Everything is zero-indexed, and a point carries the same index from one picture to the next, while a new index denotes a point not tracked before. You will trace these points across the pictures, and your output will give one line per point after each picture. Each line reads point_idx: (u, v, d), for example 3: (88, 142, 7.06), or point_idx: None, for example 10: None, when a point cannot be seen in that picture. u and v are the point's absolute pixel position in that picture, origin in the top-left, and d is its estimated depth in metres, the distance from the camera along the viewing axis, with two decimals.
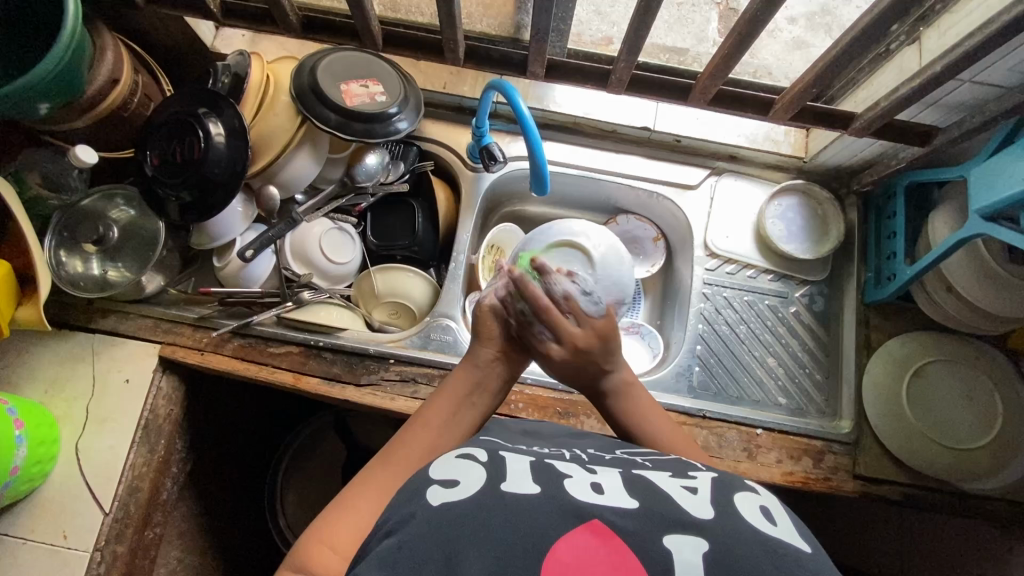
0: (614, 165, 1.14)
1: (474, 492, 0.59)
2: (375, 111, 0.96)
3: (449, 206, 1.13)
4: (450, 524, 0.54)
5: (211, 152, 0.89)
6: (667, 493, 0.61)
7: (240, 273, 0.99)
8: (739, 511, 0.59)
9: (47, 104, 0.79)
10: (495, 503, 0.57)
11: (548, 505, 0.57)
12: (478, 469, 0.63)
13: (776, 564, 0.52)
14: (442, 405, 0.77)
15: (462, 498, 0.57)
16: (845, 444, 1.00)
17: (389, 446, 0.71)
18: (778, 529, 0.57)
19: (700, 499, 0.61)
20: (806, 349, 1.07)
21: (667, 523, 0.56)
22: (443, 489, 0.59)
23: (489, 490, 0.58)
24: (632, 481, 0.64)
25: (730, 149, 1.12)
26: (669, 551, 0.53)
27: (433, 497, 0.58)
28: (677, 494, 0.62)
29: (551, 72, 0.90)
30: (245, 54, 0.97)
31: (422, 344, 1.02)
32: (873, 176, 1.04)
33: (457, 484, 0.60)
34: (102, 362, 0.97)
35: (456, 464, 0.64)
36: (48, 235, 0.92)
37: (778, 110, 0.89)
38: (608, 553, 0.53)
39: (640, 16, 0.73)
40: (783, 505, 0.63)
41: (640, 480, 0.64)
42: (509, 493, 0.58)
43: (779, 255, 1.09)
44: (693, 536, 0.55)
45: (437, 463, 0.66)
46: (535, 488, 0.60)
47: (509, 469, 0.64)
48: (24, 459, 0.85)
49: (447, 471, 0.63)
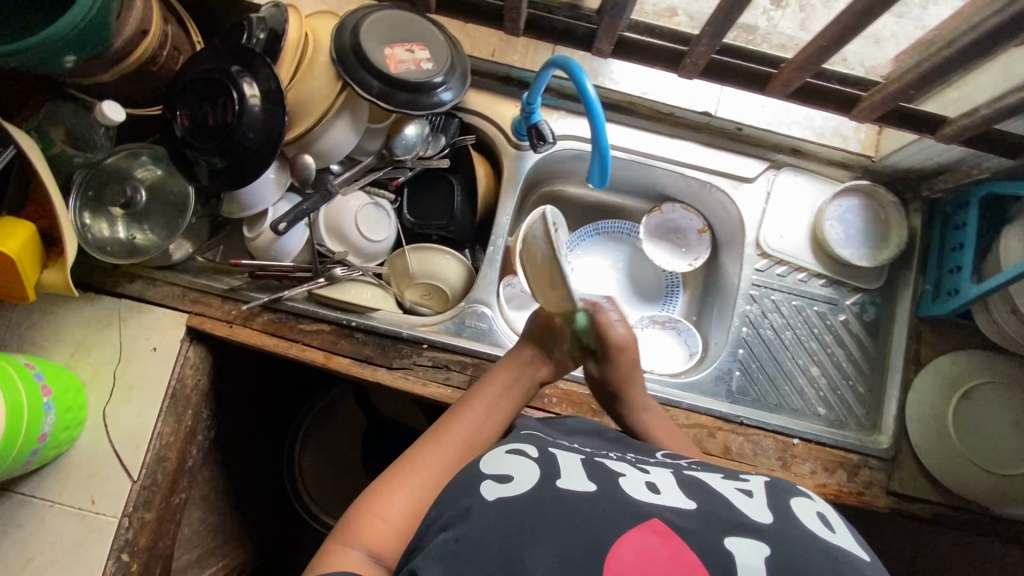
0: (667, 151, 1.07)
1: (530, 484, 0.60)
2: (420, 79, 0.89)
3: (488, 183, 1.07)
4: (509, 516, 0.56)
5: (245, 115, 0.84)
6: (721, 494, 0.62)
7: (272, 245, 0.95)
8: (797, 516, 0.59)
9: (74, 57, 0.73)
10: (551, 496, 0.58)
11: (603, 505, 0.57)
12: (531, 463, 0.65)
13: (837, 570, 0.52)
14: (491, 390, 0.80)
15: (516, 493, 0.59)
16: (882, 459, 0.97)
17: (440, 426, 0.75)
18: (836, 535, 0.57)
19: (756, 502, 0.61)
20: (851, 360, 1.03)
21: (727, 525, 0.56)
22: (496, 484, 0.61)
23: (542, 488, 0.59)
24: (685, 481, 0.64)
25: (794, 142, 1.05)
26: (729, 552, 0.53)
27: (487, 491, 0.60)
28: (733, 495, 0.62)
29: (618, 50, 0.82)
30: (282, 7, 0.89)
31: (456, 331, 0.98)
32: (948, 183, 0.98)
33: (510, 480, 0.61)
34: (130, 328, 0.94)
35: (507, 459, 0.66)
36: (72, 195, 0.88)
37: (863, 108, 0.81)
38: (668, 552, 0.52)
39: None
40: (839, 514, 0.63)
41: (692, 480, 0.65)
42: (563, 488, 0.60)
43: (834, 259, 1.04)
44: (751, 536, 0.55)
45: (489, 458, 0.68)
46: (589, 485, 0.61)
47: (562, 466, 0.65)
48: (53, 426, 0.84)
49: (498, 466, 0.65)
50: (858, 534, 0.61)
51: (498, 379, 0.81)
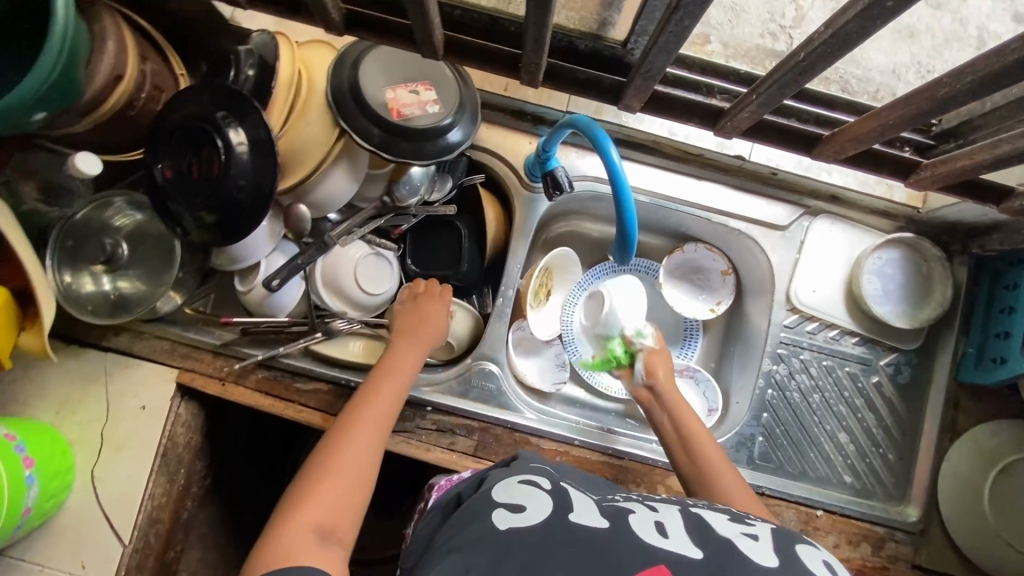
0: (694, 195, 0.98)
1: (542, 516, 0.56)
2: (426, 125, 0.80)
3: (498, 224, 0.99)
4: (517, 549, 0.51)
5: (233, 166, 0.76)
6: (725, 536, 0.56)
7: (265, 301, 0.88)
8: (804, 565, 0.53)
9: (44, 114, 0.66)
10: (563, 530, 0.54)
11: (616, 543, 0.53)
12: (543, 496, 0.60)
13: None
14: (398, 364, 0.80)
15: (530, 525, 0.54)
16: (910, 533, 0.92)
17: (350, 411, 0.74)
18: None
19: (760, 546, 0.55)
20: (882, 425, 0.96)
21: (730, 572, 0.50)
22: (509, 514, 0.57)
23: (557, 520, 0.55)
24: (690, 521, 0.58)
25: (832, 189, 0.97)
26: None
27: (499, 521, 0.56)
28: (734, 537, 0.56)
29: (649, 105, 0.74)
30: (271, 35, 0.80)
31: (462, 391, 0.92)
32: (1002, 243, 0.89)
33: (523, 510, 0.57)
34: (116, 385, 0.89)
35: (519, 489, 0.62)
36: (49, 249, 0.81)
37: (923, 179, 0.70)
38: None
39: (786, 83, 0.56)
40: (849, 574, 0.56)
41: (694, 518, 0.59)
42: (577, 523, 0.55)
43: (869, 316, 0.96)
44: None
45: (501, 486, 0.63)
46: (603, 521, 0.56)
47: (576, 500, 0.60)
48: (36, 499, 0.79)
49: (511, 496, 0.60)
50: None
51: (408, 353, 0.82)
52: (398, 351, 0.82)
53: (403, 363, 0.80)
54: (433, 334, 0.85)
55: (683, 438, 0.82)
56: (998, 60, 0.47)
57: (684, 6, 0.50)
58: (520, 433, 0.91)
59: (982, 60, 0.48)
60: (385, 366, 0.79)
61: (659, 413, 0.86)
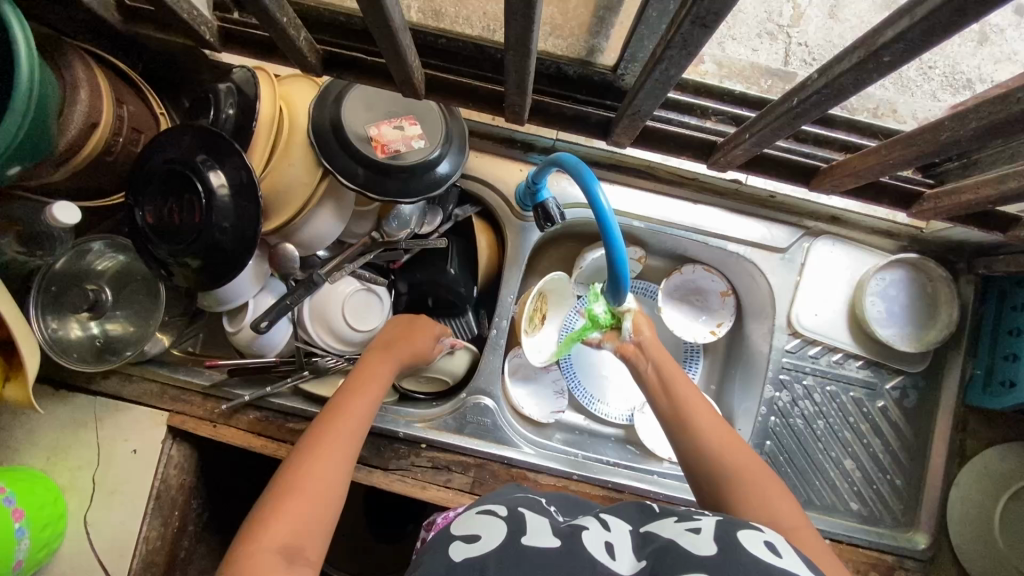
0: (690, 219, 0.95)
1: (496, 543, 0.55)
2: (413, 160, 0.79)
3: (490, 254, 0.97)
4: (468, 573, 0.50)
5: (214, 210, 0.74)
6: (668, 539, 0.55)
7: (252, 342, 0.86)
8: (744, 545, 0.52)
9: (18, 167, 0.64)
10: (513, 553, 0.53)
11: (562, 558, 0.52)
12: (499, 522, 0.59)
13: None
14: (372, 373, 0.76)
15: (484, 551, 0.53)
16: (919, 560, 0.90)
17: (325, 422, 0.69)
18: (784, 563, 0.50)
19: (703, 538, 0.54)
20: (888, 451, 0.94)
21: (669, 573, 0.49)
22: (465, 545, 0.55)
23: (510, 544, 0.54)
24: (641, 537, 0.58)
25: (833, 210, 0.94)
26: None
27: (455, 552, 0.54)
28: (679, 537, 0.55)
29: (640, 138, 0.71)
30: (252, 73, 0.78)
31: (457, 427, 0.90)
32: (1008, 265, 0.86)
33: (478, 540, 0.56)
34: (107, 429, 0.88)
35: (477, 519, 0.60)
36: (32, 297, 0.79)
37: (925, 210, 0.68)
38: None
39: (778, 126, 0.54)
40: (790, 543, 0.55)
41: (644, 534, 0.58)
42: (527, 546, 0.54)
43: (873, 339, 0.94)
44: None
45: (460, 523, 0.61)
46: (555, 541, 0.55)
47: (530, 523, 0.59)
48: (27, 550, 0.78)
49: (468, 526, 0.59)
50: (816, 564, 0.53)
51: (383, 364, 0.78)
52: (373, 360, 0.78)
53: (376, 373, 0.76)
54: (413, 356, 0.83)
55: (674, 396, 0.74)
56: (1003, 107, 0.45)
57: (668, 56, 0.48)
58: (518, 469, 0.89)
59: (986, 106, 0.46)
60: (358, 375, 0.76)
61: (645, 366, 0.79)
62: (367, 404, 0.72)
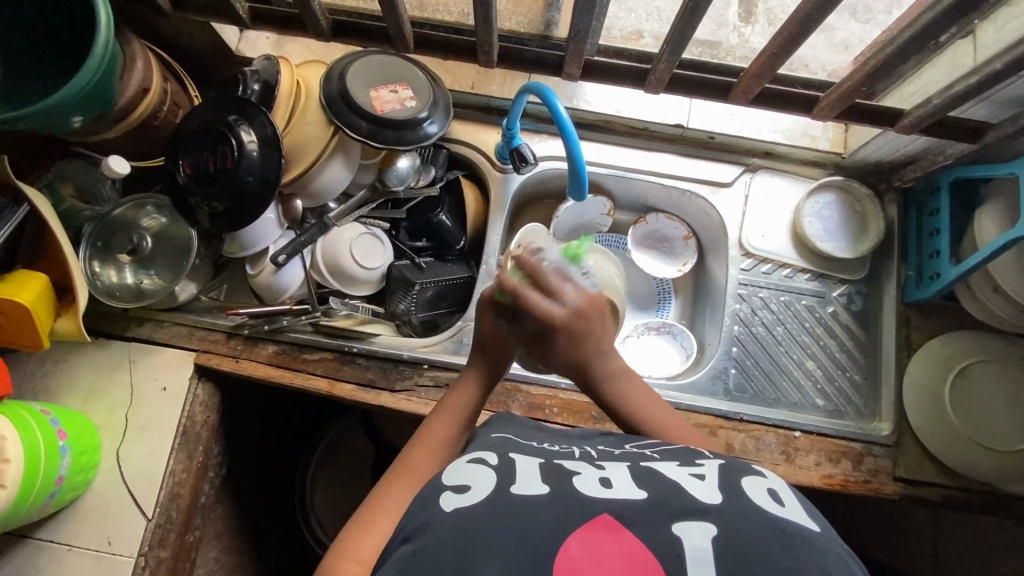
0: (644, 163, 1.11)
1: (487, 493, 0.55)
2: (406, 116, 0.94)
3: (477, 206, 1.12)
4: (461, 527, 0.51)
5: (243, 161, 0.89)
6: (674, 480, 0.57)
7: (272, 279, 0.99)
8: (749, 495, 0.55)
9: (80, 117, 0.79)
10: (504, 507, 0.53)
11: (557, 506, 0.53)
12: (486, 469, 0.59)
13: (785, 546, 0.49)
14: (455, 400, 0.76)
15: (473, 503, 0.54)
16: (885, 446, 0.98)
17: (410, 446, 0.71)
18: (785, 511, 0.53)
19: (707, 485, 0.56)
20: (844, 350, 1.05)
21: (672, 511, 0.52)
22: (455, 495, 0.55)
23: (498, 493, 0.54)
24: (639, 472, 0.58)
25: (766, 146, 1.10)
26: (677, 537, 0.50)
27: (445, 503, 0.55)
28: (683, 481, 0.57)
29: (587, 72, 0.89)
30: (273, 59, 0.95)
31: (456, 349, 1.01)
32: (916, 172, 1.01)
33: (468, 490, 0.56)
34: (140, 369, 0.97)
35: (467, 468, 0.60)
36: (83, 244, 0.93)
37: (822, 108, 0.85)
38: (618, 550, 0.49)
39: (687, 16, 0.71)
40: (791, 489, 0.59)
41: (645, 471, 0.59)
42: (516, 494, 0.54)
43: (816, 254, 1.07)
44: (699, 520, 0.51)
45: (449, 468, 0.61)
46: (542, 487, 0.55)
47: (518, 470, 0.59)
48: (68, 469, 0.86)
49: (458, 475, 0.59)
50: (811, 504, 0.58)
51: (467, 386, 0.77)
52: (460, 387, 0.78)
53: (461, 396, 0.76)
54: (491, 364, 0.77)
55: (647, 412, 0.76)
56: None
57: None
58: (510, 382, 0.99)
59: None
60: (444, 402, 0.76)
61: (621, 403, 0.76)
62: (450, 425, 0.73)
